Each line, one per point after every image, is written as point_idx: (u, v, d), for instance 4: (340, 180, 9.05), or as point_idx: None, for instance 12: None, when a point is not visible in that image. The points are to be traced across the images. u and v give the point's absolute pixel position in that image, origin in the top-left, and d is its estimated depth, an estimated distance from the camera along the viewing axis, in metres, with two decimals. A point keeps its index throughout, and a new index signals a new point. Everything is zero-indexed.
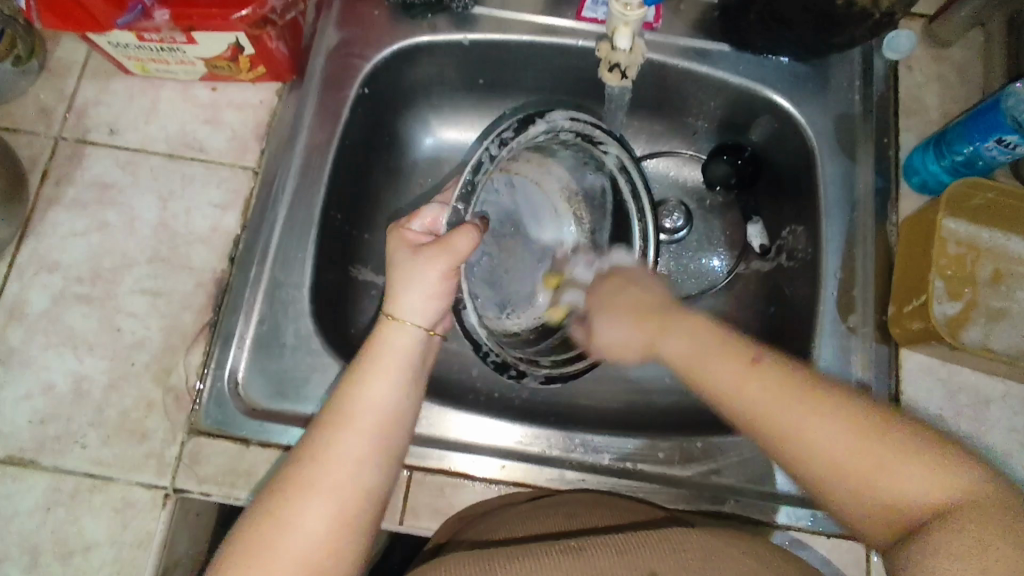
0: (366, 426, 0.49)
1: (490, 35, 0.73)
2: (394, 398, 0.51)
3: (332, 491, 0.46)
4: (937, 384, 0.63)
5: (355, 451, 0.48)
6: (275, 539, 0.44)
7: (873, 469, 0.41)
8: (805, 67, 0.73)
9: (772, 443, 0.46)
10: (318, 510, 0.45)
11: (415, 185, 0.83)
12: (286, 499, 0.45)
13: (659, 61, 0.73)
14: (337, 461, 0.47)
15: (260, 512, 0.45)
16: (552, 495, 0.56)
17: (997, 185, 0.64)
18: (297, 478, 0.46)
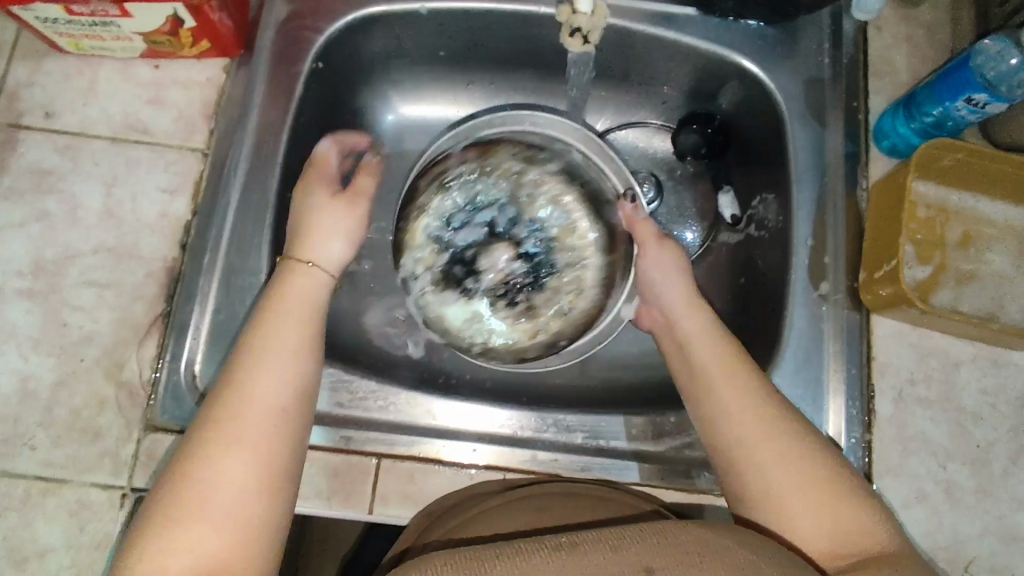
0: (276, 386, 0.47)
1: (448, 3, 0.69)
2: (299, 356, 0.49)
3: (253, 444, 0.44)
4: (911, 349, 0.63)
5: (268, 407, 0.46)
6: (200, 497, 0.41)
7: (813, 501, 0.47)
8: (774, 30, 0.71)
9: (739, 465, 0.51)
10: (240, 462, 0.43)
11: (377, 165, 0.80)
12: (206, 452, 0.43)
13: (626, 27, 0.71)
14: (252, 416, 0.45)
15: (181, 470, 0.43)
16: (526, 484, 0.55)
17: (967, 146, 0.60)
18: (214, 431, 0.44)
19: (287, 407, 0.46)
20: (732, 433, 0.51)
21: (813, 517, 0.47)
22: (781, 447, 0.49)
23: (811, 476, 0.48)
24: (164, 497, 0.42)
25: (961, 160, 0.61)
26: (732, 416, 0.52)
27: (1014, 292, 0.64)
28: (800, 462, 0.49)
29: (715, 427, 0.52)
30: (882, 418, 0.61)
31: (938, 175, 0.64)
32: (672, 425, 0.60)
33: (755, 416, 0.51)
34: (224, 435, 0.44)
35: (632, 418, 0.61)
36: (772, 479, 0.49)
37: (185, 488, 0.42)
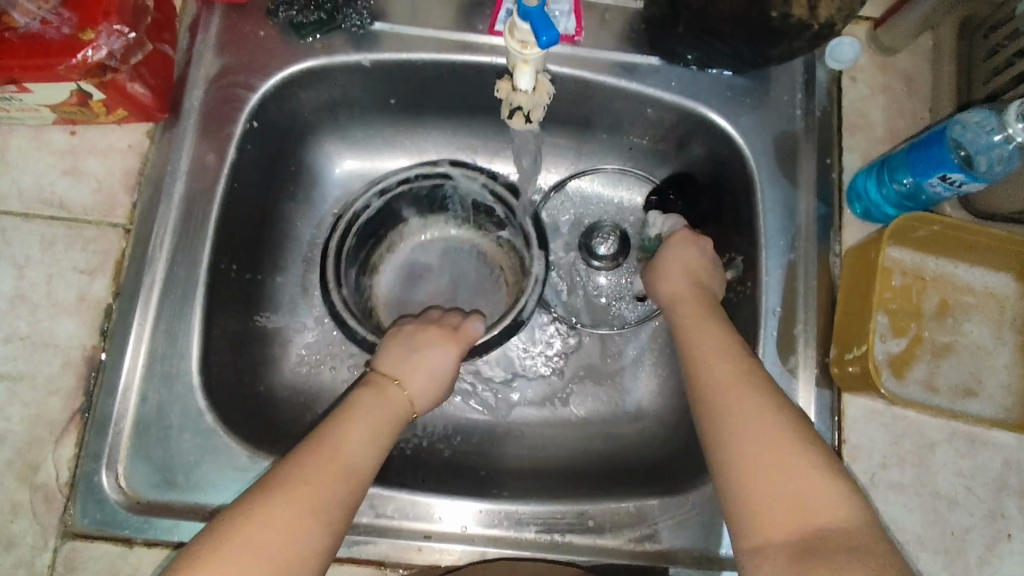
0: (345, 452, 0.50)
1: (393, 54, 0.65)
2: (375, 432, 0.52)
3: (308, 490, 0.46)
4: (883, 429, 0.59)
5: (334, 467, 0.48)
6: (251, 532, 0.43)
7: (781, 503, 0.42)
8: (742, 80, 0.67)
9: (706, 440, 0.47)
10: (295, 505, 0.45)
11: (327, 219, 0.75)
12: (269, 498, 0.45)
13: (584, 78, 0.66)
14: (317, 468, 0.47)
15: (243, 506, 0.44)
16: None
17: (944, 218, 0.57)
18: (287, 476, 0.46)
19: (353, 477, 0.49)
20: (716, 403, 0.48)
21: (776, 489, 0.43)
22: (755, 426, 0.46)
23: (787, 479, 0.43)
24: (217, 532, 0.43)
25: (937, 231, 0.58)
26: (718, 386, 0.49)
27: (994, 365, 0.60)
28: (774, 447, 0.44)
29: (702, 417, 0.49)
30: None
31: (914, 241, 0.60)
32: (631, 515, 0.58)
33: (731, 384, 0.48)
34: (260, 518, 0.43)
35: (589, 509, 0.58)
36: (742, 452, 0.45)
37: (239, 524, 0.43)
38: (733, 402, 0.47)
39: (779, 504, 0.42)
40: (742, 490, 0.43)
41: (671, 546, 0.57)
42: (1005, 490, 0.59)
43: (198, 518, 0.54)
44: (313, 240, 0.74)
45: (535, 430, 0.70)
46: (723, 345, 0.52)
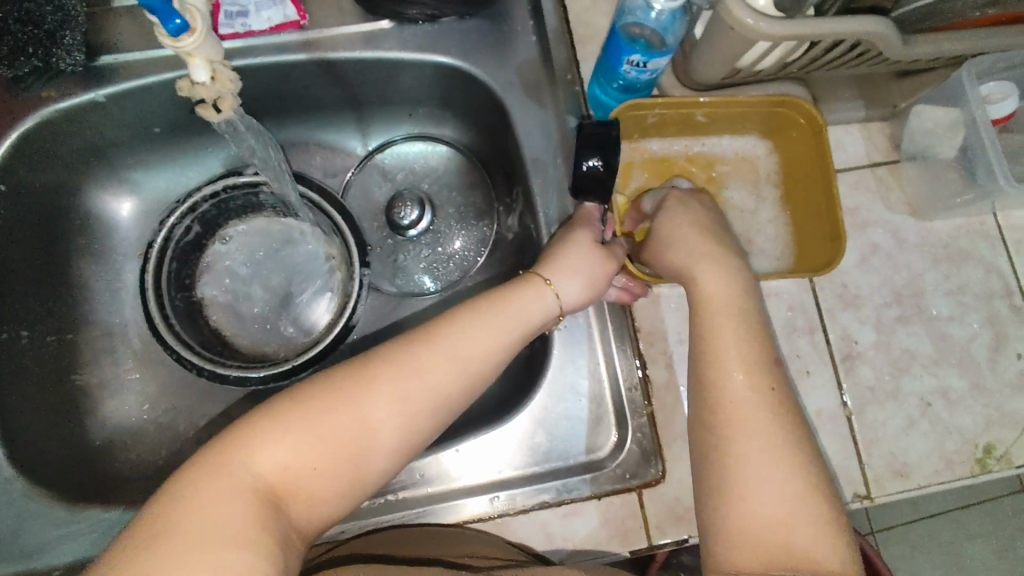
0: (479, 346, 0.51)
1: (128, 83, 0.65)
2: (506, 338, 0.53)
3: (350, 420, 0.46)
4: (672, 309, 0.63)
5: (444, 381, 0.49)
6: (347, 417, 0.45)
7: (769, 515, 0.47)
8: (475, 21, 0.69)
9: (714, 453, 0.50)
10: (395, 411, 0.47)
11: (131, 261, 0.75)
12: (375, 387, 0.47)
13: (324, 58, 0.68)
14: (414, 373, 0.48)
15: (346, 388, 0.47)
16: (341, 546, 0.57)
17: (662, 101, 0.60)
18: (367, 376, 0.47)
19: (451, 395, 0.49)
20: (734, 448, 0.49)
21: (771, 526, 0.46)
22: (765, 468, 0.48)
23: (788, 509, 0.47)
24: (336, 382, 0.47)
25: (662, 114, 0.61)
26: (739, 426, 0.49)
27: (757, 223, 0.64)
28: (783, 493, 0.47)
29: (720, 460, 0.49)
30: (659, 386, 0.61)
31: (653, 130, 0.64)
32: (456, 457, 0.59)
33: (754, 402, 0.50)
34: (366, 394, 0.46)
35: (414, 463, 0.59)
36: (750, 486, 0.48)
37: (348, 402, 0.46)
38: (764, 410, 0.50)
39: (776, 534, 0.46)
40: (733, 509, 0.47)
41: (503, 473, 0.59)
42: (795, 332, 0.63)
43: None
44: (122, 286, 0.74)
45: None
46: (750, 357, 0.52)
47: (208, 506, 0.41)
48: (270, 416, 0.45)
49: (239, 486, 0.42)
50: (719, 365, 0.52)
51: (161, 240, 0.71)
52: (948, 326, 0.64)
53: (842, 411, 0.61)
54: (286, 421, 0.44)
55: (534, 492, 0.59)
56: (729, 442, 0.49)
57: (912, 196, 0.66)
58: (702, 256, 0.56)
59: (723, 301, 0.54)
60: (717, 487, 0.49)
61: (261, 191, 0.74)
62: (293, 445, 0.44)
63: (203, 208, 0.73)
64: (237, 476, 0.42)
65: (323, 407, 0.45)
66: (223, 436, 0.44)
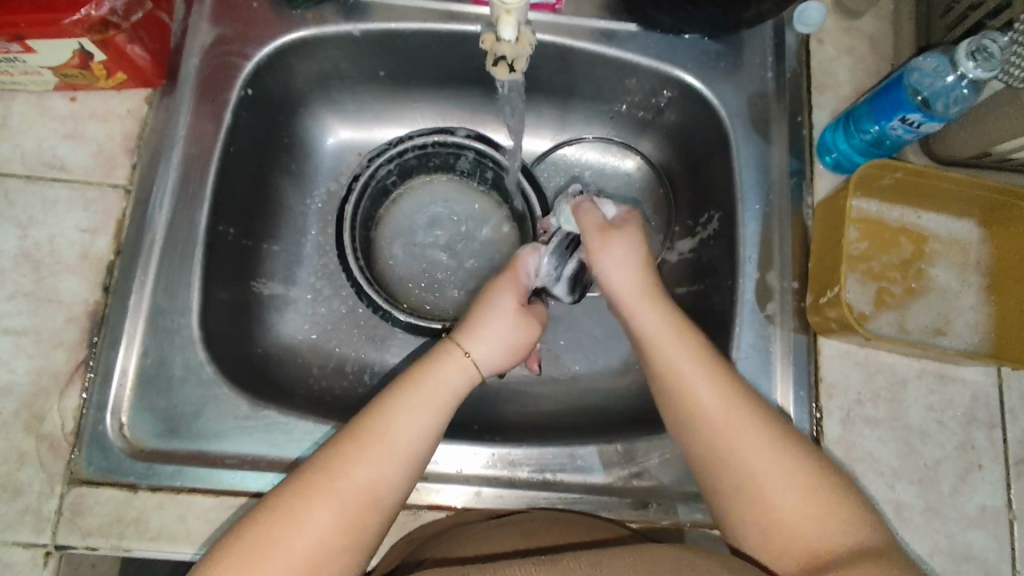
0: (409, 438, 0.49)
1: (382, 24, 0.68)
2: (430, 425, 0.51)
3: (318, 518, 0.45)
4: (856, 367, 0.62)
5: (369, 477, 0.47)
6: (280, 539, 0.44)
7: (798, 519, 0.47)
8: (716, 45, 0.70)
9: (719, 471, 0.50)
10: (327, 519, 0.45)
11: (320, 190, 0.77)
12: (302, 502, 0.45)
13: (567, 44, 0.70)
14: (372, 465, 0.48)
15: (276, 516, 0.45)
16: (515, 514, 0.55)
17: (905, 165, 0.60)
18: (287, 500, 0.45)
19: (401, 476, 0.49)
20: (733, 452, 0.50)
21: (804, 525, 0.47)
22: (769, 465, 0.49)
23: (807, 511, 0.47)
24: (248, 528, 0.45)
25: (900, 179, 0.61)
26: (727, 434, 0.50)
27: (960, 307, 0.63)
28: (791, 483, 0.48)
29: (720, 460, 0.50)
30: (831, 439, 0.61)
31: (879, 191, 0.63)
32: (619, 453, 0.61)
33: (724, 405, 0.51)
34: (275, 528, 0.44)
35: (579, 449, 0.61)
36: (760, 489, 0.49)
37: (279, 532, 0.44)
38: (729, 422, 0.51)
39: (804, 523, 0.47)
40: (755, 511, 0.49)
41: (660, 483, 0.60)
42: (974, 422, 0.62)
43: (200, 465, 0.56)
44: (309, 210, 0.76)
45: (531, 386, 0.73)
46: (710, 376, 0.52)
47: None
48: (213, 559, 0.44)
49: None
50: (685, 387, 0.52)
51: (366, 176, 0.73)
52: None
53: (1007, 512, 0.60)
54: (248, 552, 0.43)
55: (687, 510, 0.59)
56: (728, 453, 0.50)
57: None
58: (668, 330, 0.55)
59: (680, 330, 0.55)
60: (719, 482, 0.51)
61: (464, 157, 0.76)
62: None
63: (409, 155, 0.75)
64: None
65: (264, 522, 0.45)
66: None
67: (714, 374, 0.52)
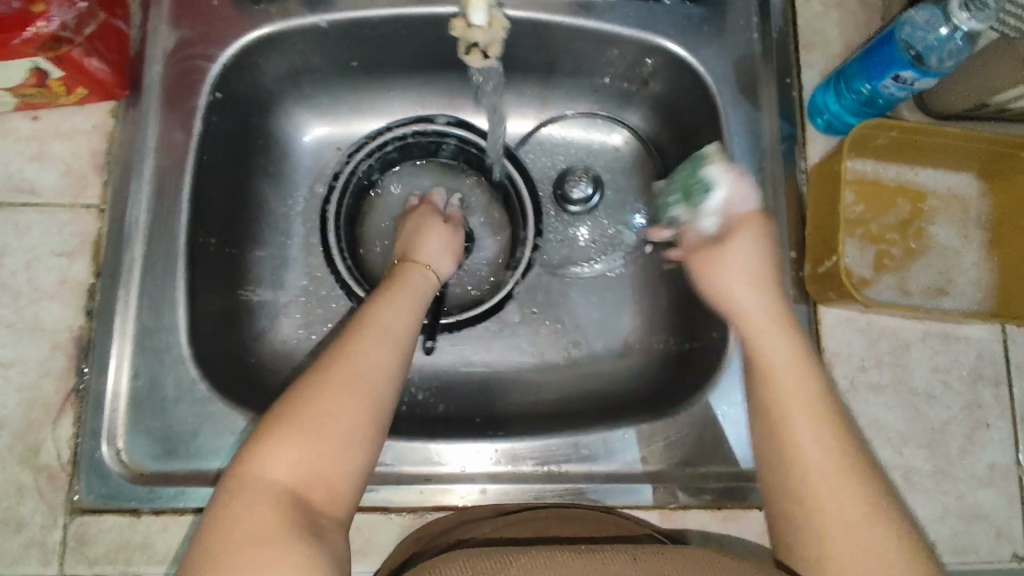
0: (398, 329, 0.53)
1: (350, 14, 0.65)
2: (418, 318, 0.55)
3: (356, 393, 0.47)
4: (859, 334, 0.61)
5: (371, 360, 0.49)
6: (310, 413, 0.45)
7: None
8: (698, 9, 0.68)
9: (791, 516, 0.46)
10: (362, 393, 0.47)
11: (304, 189, 0.75)
12: (334, 379, 0.47)
13: (543, 21, 0.67)
14: (385, 344, 0.51)
15: (302, 395, 0.46)
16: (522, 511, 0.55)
17: (901, 123, 0.58)
18: (319, 377, 0.47)
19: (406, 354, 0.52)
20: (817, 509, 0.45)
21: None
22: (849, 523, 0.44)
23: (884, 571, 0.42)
24: (286, 411, 0.45)
25: (895, 137, 0.59)
26: (823, 484, 0.45)
27: (962, 264, 0.61)
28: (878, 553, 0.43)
29: (802, 523, 0.45)
30: None
31: (873, 151, 0.61)
32: (621, 441, 0.60)
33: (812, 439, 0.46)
34: (319, 402, 0.45)
35: (582, 439, 0.60)
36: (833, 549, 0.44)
37: (304, 410, 0.45)
38: (821, 466, 0.45)
39: None
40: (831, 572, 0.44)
41: (664, 466, 0.60)
42: (980, 381, 0.61)
43: (201, 484, 0.55)
44: (292, 210, 0.74)
45: (530, 376, 0.72)
46: (822, 424, 0.46)
47: (242, 521, 0.40)
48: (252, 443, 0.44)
49: (256, 501, 0.41)
50: (784, 434, 0.47)
51: (346, 173, 0.71)
52: None
53: (1016, 469, 0.60)
54: (291, 429, 0.44)
55: (693, 491, 0.60)
56: (810, 505, 0.45)
57: None
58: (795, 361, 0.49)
59: (793, 361, 0.49)
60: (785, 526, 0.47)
61: (448, 147, 0.74)
62: (282, 452, 0.43)
63: (389, 147, 0.72)
64: (252, 498, 0.41)
65: (303, 402, 0.45)
66: (216, 491, 0.43)
67: (821, 420, 0.46)
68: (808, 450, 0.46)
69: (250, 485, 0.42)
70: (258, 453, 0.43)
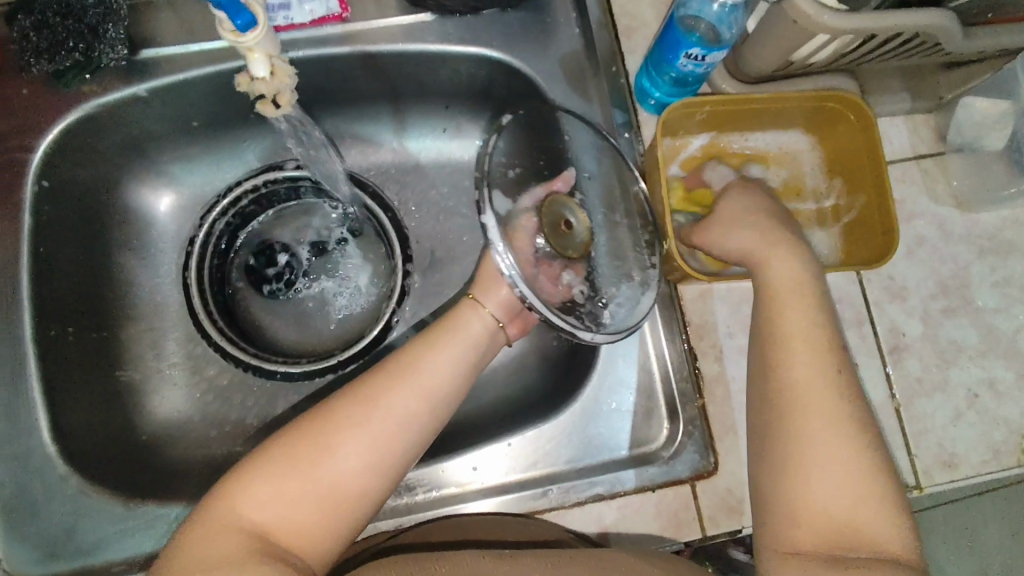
0: (435, 387, 0.52)
1: (169, 77, 0.64)
2: (456, 374, 0.54)
3: (353, 450, 0.48)
4: (721, 302, 0.63)
5: (411, 405, 0.50)
6: (314, 464, 0.47)
7: (829, 501, 0.47)
8: (517, 14, 0.68)
9: (771, 449, 0.50)
10: (358, 456, 0.48)
11: (169, 258, 0.74)
12: (341, 425, 0.48)
13: (366, 51, 0.67)
14: (408, 400, 0.51)
15: (345, 410, 0.49)
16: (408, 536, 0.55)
17: (710, 99, 0.60)
18: (331, 421, 0.49)
19: (427, 417, 0.51)
20: (802, 467, 0.48)
21: (832, 499, 0.47)
22: (824, 459, 0.48)
23: (845, 502, 0.47)
24: (281, 442, 0.48)
25: (709, 112, 0.62)
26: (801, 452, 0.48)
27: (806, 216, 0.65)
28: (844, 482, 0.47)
29: (785, 464, 0.49)
30: (711, 378, 0.61)
31: (697, 126, 0.65)
32: (509, 451, 0.60)
33: (820, 393, 0.50)
34: (322, 443, 0.47)
35: (467, 455, 0.61)
36: (810, 500, 0.47)
37: (296, 448, 0.47)
38: (817, 402, 0.49)
39: (838, 502, 0.47)
40: (786, 497, 0.48)
41: (557, 466, 0.60)
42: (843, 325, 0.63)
43: None
44: (161, 281, 0.73)
45: None
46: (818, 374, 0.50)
47: (208, 540, 0.43)
48: (238, 474, 0.47)
49: (236, 533, 0.44)
50: (789, 398, 0.50)
51: (201, 236, 0.71)
52: (994, 318, 0.64)
53: (891, 402, 0.62)
54: (274, 467, 0.46)
55: (587, 485, 0.59)
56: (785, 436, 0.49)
57: (958, 188, 0.66)
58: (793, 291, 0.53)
59: (792, 284, 0.53)
60: (764, 459, 0.50)
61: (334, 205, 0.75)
62: (266, 490, 0.46)
63: (244, 202, 0.72)
64: (227, 524, 0.44)
65: (299, 443, 0.47)
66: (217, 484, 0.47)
67: (818, 352, 0.51)
68: (804, 381, 0.50)
69: (248, 495, 0.45)
70: (246, 481, 0.46)
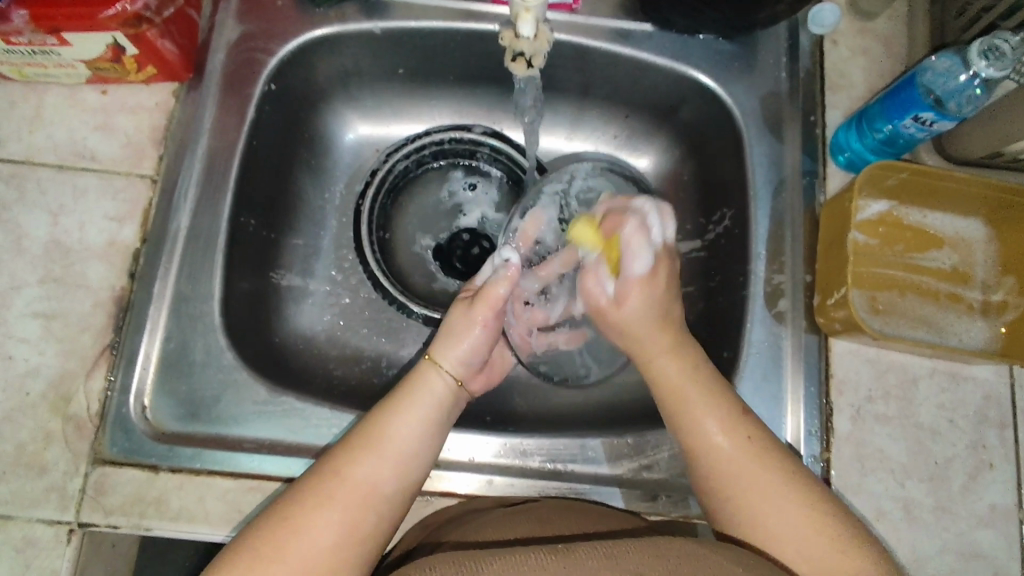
0: (381, 474, 0.49)
1: (403, 22, 0.69)
2: (423, 434, 0.52)
3: (320, 530, 0.46)
4: (866, 364, 0.63)
5: (382, 476, 0.49)
6: (294, 547, 0.45)
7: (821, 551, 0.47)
8: (730, 45, 0.71)
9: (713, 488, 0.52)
10: (327, 534, 0.46)
11: (340, 185, 0.77)
12: (298, 510, 0.46)
13: (583, 43, 0.70)
14: (364, 478, 0.49)
15: (287, 502, 0.47)
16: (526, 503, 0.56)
17: (910, 165, 0.61)
18: (289, 512, 0.46)
19: (389, 489, 0.49)
20: (748, 509, 0.50)
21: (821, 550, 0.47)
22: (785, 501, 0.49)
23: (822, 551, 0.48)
24: (257, 531, 0.46)
25: (906, 178, 0.62)
26: (743, 480, 0.51)
27: (970, 306, 0.63)
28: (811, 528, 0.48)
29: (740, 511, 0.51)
30: (842, 435, 0.61)
31: (883, 191, 0.64)
32: (629, 447, 0.62)
33: (749, 455, 0.52)
34: (294, 531, 0.45)
35: (590, 440, 0.62)
36: (765, 507, 0.50)
37: (264, 540, 0.45)
38: (732, 451, 0.52)
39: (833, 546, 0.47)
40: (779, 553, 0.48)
41: (670, 475, 0.61)
42: (985, 422, 0.62)
43: (219, 448, 0.58)
44: (326, 203, 0.77)
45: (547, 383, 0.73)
46: (703, 398, 0.54)
47: None
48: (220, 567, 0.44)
49: None
50: (689, 422, 0.54)
51: (383, 171, 0.74)
52: None
53: (1017, 511, 0.60)
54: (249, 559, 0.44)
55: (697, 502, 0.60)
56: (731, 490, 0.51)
57: None
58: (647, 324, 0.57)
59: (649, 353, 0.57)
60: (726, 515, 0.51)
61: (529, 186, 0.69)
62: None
63: (427, 151, 0.76)
64: None
65: (270, 528, 0.45)
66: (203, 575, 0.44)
67: (703, 398, 0.54)
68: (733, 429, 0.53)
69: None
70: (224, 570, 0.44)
